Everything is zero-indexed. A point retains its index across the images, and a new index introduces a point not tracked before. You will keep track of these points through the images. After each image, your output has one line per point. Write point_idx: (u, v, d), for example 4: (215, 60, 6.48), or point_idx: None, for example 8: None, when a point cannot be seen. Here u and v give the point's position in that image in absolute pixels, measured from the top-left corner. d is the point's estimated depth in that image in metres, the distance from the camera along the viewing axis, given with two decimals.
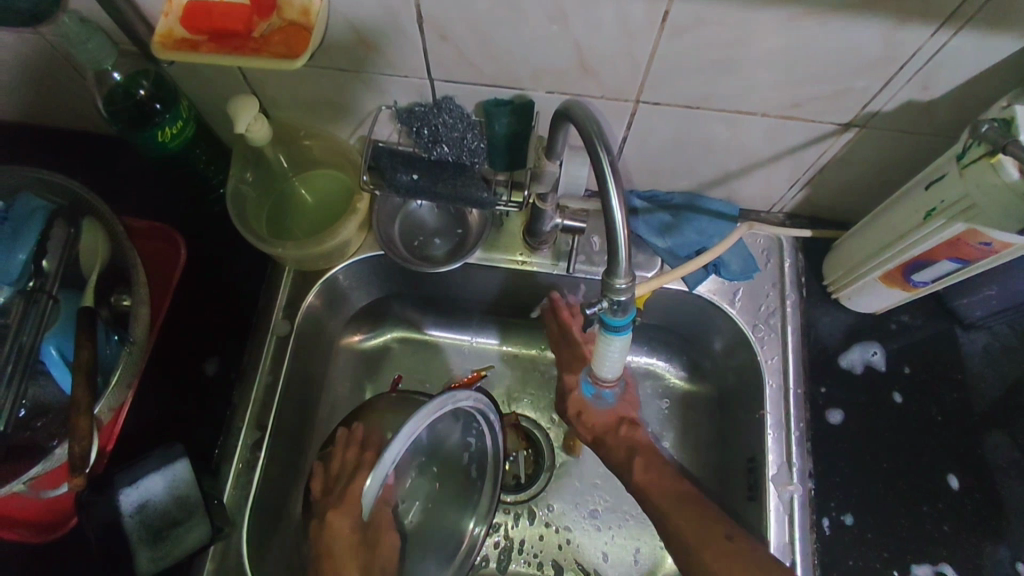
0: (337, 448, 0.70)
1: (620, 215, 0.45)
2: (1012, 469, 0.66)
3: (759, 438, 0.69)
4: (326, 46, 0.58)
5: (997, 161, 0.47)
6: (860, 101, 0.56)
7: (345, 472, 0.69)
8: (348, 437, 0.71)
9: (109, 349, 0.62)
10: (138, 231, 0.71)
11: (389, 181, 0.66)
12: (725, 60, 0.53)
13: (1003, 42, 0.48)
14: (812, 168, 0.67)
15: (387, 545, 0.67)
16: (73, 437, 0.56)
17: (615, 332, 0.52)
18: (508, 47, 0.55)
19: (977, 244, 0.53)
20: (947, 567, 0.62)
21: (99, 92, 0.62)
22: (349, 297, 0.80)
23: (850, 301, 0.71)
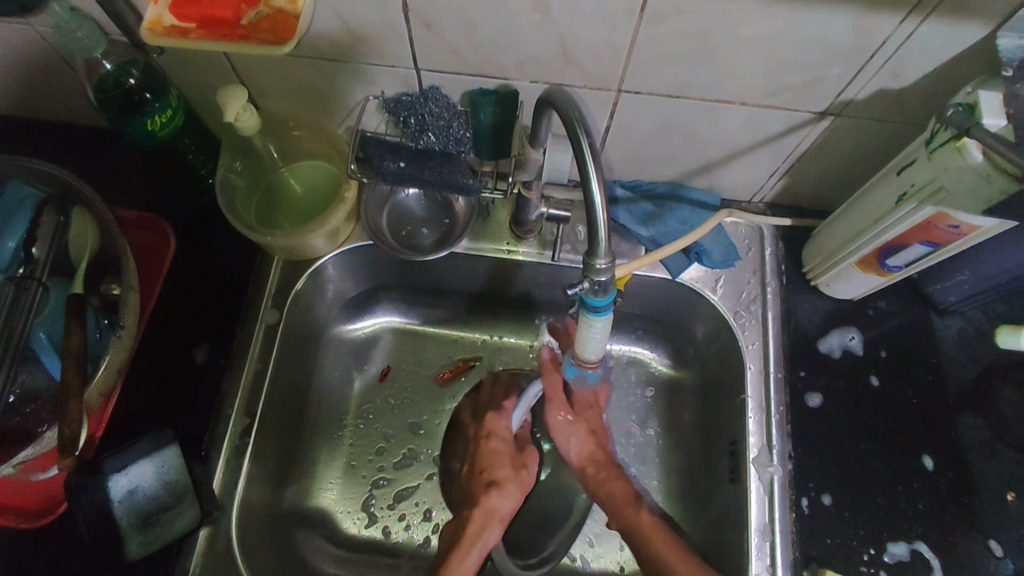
0: (486, 385, 0.82)
1: (600, 198, 0.46)
2: (983, 450, 0.68)
3: (741, 421, 0.71)
4: (316, 36, 0.59)
5: (962, 145, 0.49)
6: (835, 89, 0.57)
7: (492, 400, 0.80)
8: (493, 379, 0.83)
9: (98, 332, 0.62)
10: (128, 221, 0.72)
11: (376, 170, 0.67)
12: (703, 48, 0.54)
13: (969, 30, 0.49)
14: (790, 156, 0.68)
15: (532, 454, 0.77)
16: (63, 421, 0.56)
17: (596, 314, 0.53)
18: (492, 36, 0.57)
19: (946, 227, 0.55)
20: (921, 544, 0.64)
21: (89, 81, 0.63)
22: (339, 287, 0.81)
23: (829, 288, 0.72)
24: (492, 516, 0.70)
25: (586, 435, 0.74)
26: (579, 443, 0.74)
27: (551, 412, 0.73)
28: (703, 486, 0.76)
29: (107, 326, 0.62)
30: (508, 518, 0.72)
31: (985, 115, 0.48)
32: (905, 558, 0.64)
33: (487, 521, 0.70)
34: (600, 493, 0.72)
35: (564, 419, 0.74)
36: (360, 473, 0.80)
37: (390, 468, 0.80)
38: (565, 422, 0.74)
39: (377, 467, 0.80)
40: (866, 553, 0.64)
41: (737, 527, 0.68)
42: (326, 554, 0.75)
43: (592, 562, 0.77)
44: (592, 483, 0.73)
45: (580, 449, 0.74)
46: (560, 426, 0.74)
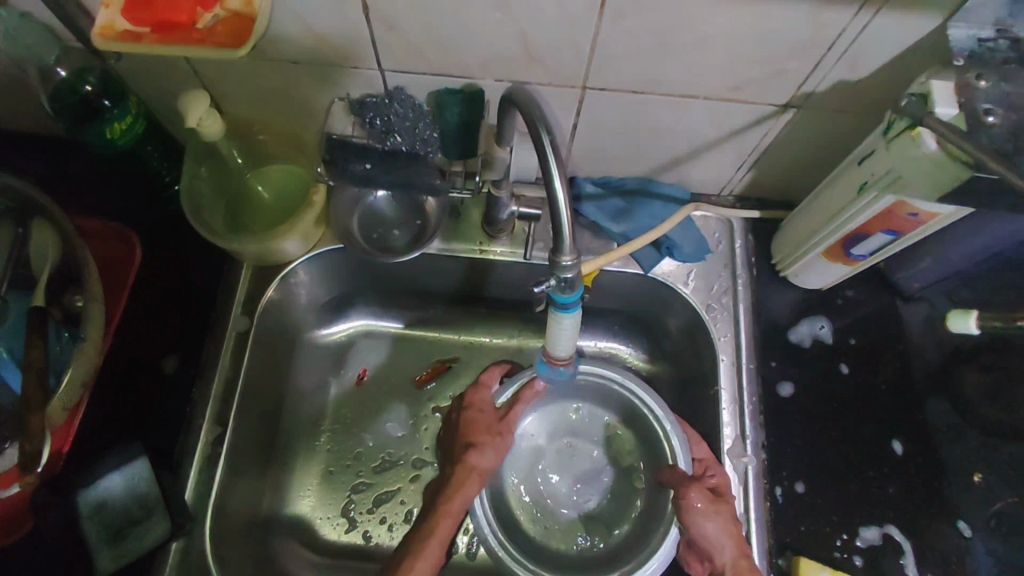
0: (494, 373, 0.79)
1: (563, 195, 0.46)
2: (950, 432, 0.69)
3: (715, 413, 0.71)
4: (278, 39, 0.59)
5: (917, 134, 0.49)
6: (795, 81, 0.58)
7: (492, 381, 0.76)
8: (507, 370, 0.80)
9: (59, 345, 0.60)
10: (89, 231, 0.71)
11: (342, 172, 0.65)
12: (663, 44, 0.55)
13: (920, 22, 0.50)
14: (755, 150, 0.69)
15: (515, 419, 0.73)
16: (24, 436, 0.56)
17: (565, 310, 0.54)
18: (454, 36, 0.57)
19: (906, 215, 0.56)
20: (892, 527, 0.65)
21: (44, 90, 0.62)
22: (312, 292, 0.80)
23: (798, 279, 0.73)
24: (472, 471, 0.68)
25: (728, 527, 0.62)
26: (728, 533, 0.61)
27: (692, 496, 0.63)
28: None
29: (68, 338, 0.61)
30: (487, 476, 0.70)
31: (938, 105, 0.48)
32: (877, 542, 0.65)
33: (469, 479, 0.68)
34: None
35: (704, 506, 0.63)
36: (338, 479, 0.79)
37: (369, 473, 0.79)
38: (706, 505, 0.63)
39: (355, 473, 0.79)
40: (838, 539, 0.65)
41: None
42: (305, 562, 0.74)
43: None
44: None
45: (733, 548, 0.61)
46: (700, 509, 0.63)
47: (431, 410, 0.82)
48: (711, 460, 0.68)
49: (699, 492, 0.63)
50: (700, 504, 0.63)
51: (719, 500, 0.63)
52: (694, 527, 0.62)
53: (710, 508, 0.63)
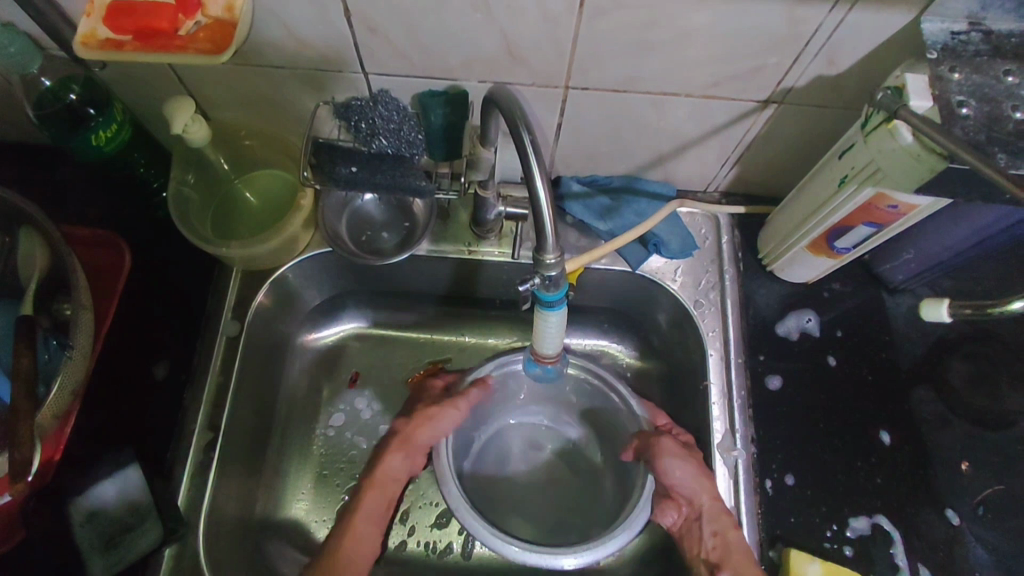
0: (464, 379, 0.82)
1: (545, 194, 0.47)
2: (936, 422, 0.70)
3: (705, 408, 0.72)
4: (260, 44, 0.59)
5: (893, 126, 0.50)
6: (775, 77, 0.59)
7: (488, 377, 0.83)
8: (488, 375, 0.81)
9: (48, 353, 0.61)
10: (79, 240, 0.71)
11: (329, 175, 0.66)
12: (642, 42, 0.55)
13: (894, 16, 0.51)
14: (738, 146, 0.70)
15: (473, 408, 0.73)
16: (14, 445, 0.55)
17: (550, 308, 0.54)
18: (436, 38, 0.57)
19: (885, 207, 0.56)
20: (882, 517, 0.66)
21: (26, 98, 0.61)
22: (302, 296, 0.81)
23: (784, 273, 0.74)
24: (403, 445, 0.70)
25: (701, 471, 0.66)
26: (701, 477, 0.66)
27: (663, 441, 0.68)
28: None
29: (56, 346, 0.61)
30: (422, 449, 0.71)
31: (912, 98, 0.49)
32: (867, 532, 0.65)
33: (391, 447, 0.71)
34: (718, 538, 0.63)
35: (677, 452, 0.67)
36: (333, 482, 0.79)
37: None
38: (677, 449, 0.67)
39: (350, 475, 0.79)
40: (828, 529, 0.65)
41: None
42: (301, 565, 0.74)
43: None
44: (710, 525, 0.64)
45: (708, 491, 0.65)
46: (672, 452, 0.67)
47: None
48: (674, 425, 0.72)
49: (669, 439, 0.68)
50: (670, 446, 0.67)
51: (689, 448, 0.68)
52: (667, 472, 0.66)
53: (677, 452, 0.67)
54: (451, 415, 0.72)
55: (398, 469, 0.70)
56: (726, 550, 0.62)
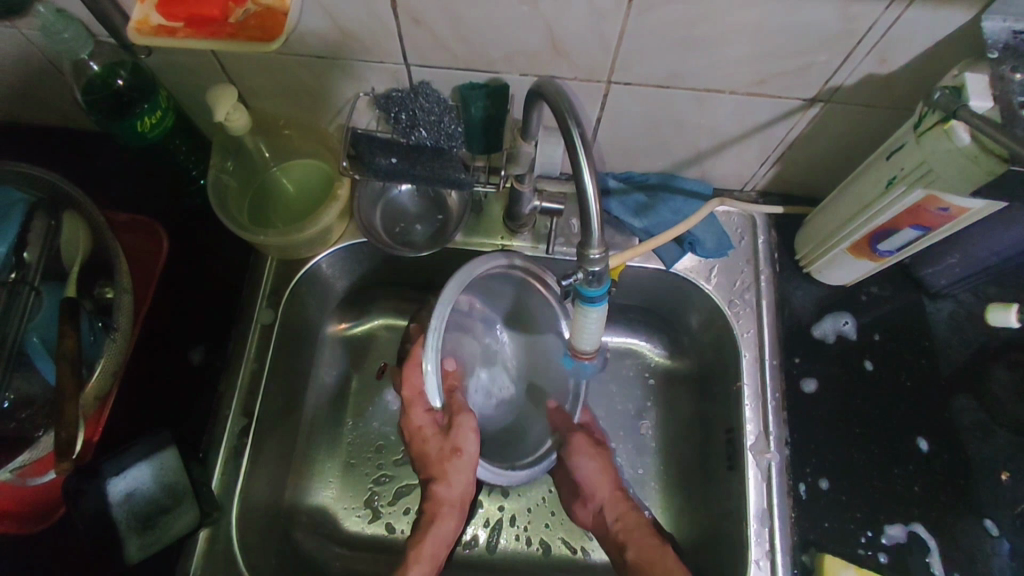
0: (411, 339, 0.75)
1: (592, 191, 0.47)
2: (977, 430, 0.69)
3: (737, 410, 0.71)
4: (302, 34, 0.59)
5: (949, 127, 0.49)
6: (823, 75, 0.58)
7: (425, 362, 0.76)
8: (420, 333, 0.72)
9: (92, 335, 0.62)
10: (121, 225, 0.72)
11: (368, 165, 0.67)
12: (690, 37, 0.55)
13: (954, 14, 0.50)
14: (780, 144, 0.69)
15: (467, 427, 0.67)
16: (60, 424, 0.57)
17: (590, 304, 0.54)
18: (481, 31, 0.57)
19: (935, 210, 0.55)
20: (918, 525, 0.65)
21: (76, 82, 0.63)
22: (334, 286, 0.81)
23: (822, 275, 0.73)
24: (446, 505, 0.69)
25: (604, 467, 0.74)
26: (601, 474, 0.74)
27: (578, 439, 0.75)
28: (700, 475, 0.76)
29: (101, 328, 0.62)
30: (465, 501, 0.70)
31: (972, 97, 0.48)
32: (902, 540, 0.64)
33: (442, 513, 0.69)
34: (621, 523, 0.71)
35: (586, 451, 0.75)
36: (360, 471, 0.80)
37: (390, 465, 0.80)
38: (588, 447, 0.75)
39: (378, 464, 0.80)
40: (863, 536, 0.64)
41: (737, 516, 0.68)
42: (329, 553, 0.75)
43: (593, 552, 0.77)
44: (613, 514, 0.72)
45: (608, 485, 0.74)
46: (584, 450, 0.75)
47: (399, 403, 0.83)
48: (593, 423, 0.80)
49: (580, 435, 0.75)
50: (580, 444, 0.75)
51: (599, 446, 0.75)
52: (578, 467, 0.74)
53: (587, 456, 0.74)
54: (472, 441, 0.67)
55: (447, 535, 0.69)
56: (630, 533, 0.70)
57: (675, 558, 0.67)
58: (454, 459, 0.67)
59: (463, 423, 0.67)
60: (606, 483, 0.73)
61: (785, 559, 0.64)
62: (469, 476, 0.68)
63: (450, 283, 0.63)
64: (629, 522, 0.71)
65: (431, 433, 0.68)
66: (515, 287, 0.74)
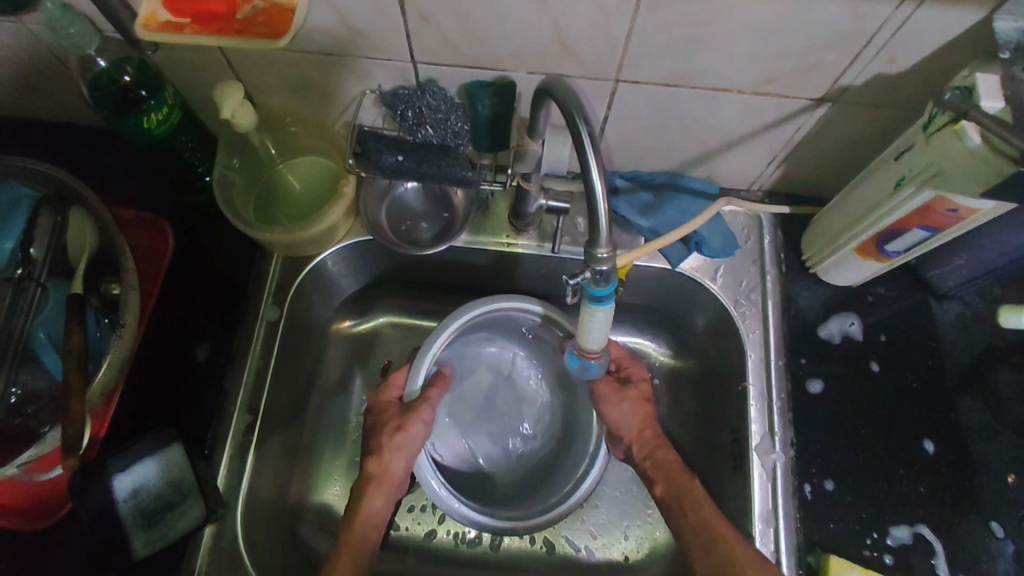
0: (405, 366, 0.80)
1: (601, 190, 0.47)
2: (983, 432, 0.68)
3: (743, 410, 0.71)
4: (310, 31, 0.59)
5: (960, 128, 0.49)
6: (832, 75, 0.57)
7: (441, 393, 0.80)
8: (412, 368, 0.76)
9: (99, 331, 0.62)
10: (127, 220, 0.71)
11: (375, 164, 0.66)
12: (698, 36, 0.54)
13: (964, 15, 0.49)
14: (788, 144, 0.68)
15: (423, 413, 0.71)
16: (65, 420, 0.57)
17: (598, 303, 0.54)
18: (488, 29, 0.57)
19: (945, 211, 0.55)
20: (923, 527, 0.65)
21: (82, 77, 0.62)
22: (339, 283, 0.81)
23: (829, 275, 0.72)
24: (379, 482, 0.70)
25: (635, 408, 0.74)
26: (633, 412, 0.74)
27: (601, 386, 0.75)
28: (705, 475, 0.76)
29: (108, 325, 0.62)
30: (396, 488, 0.71)
31: (983, 98, 0.48)
32: (908, 541, 0.64)
33: (372, 486, 0.69)
34: (650, 461, 0.72)
35: (613, 395, 0.75)
36: None
37: None
38: (610, 393, 0.75)
39: None
40: (868, 537, 0.64)
41: (741, 516, 0.68)
42: (334, 551, 0.75)
43: (596, 552, 0.77)
44: (642, 451, 0.73)
45: (634, 425, 0.74)
46: (609, 396, 0.75)
47: None
48: (625, 357, 0.78)
49: (607, 383, 0.75)
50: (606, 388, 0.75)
51: (625, 388, 0.75)
52: (608, 413, 0.74)
53: (619, 401, 0.74)
54: (419, 430, 0.71)
55: (377, 512, 0.68)
56: (659, 468, 0.70)
57: (723, 519, 0.64)
58: (397, 437, 0.71)
59: (420, 409, 0.72)
60: (636, 419, 0.74)
61: (789, 560, 0.64)
62: (407, 458, 0.71)
63: (437, 333, 0.72)
64: (663, 456, 0.71)
65: (389, 420, 0.72)
66: (535, 326, 0.78)
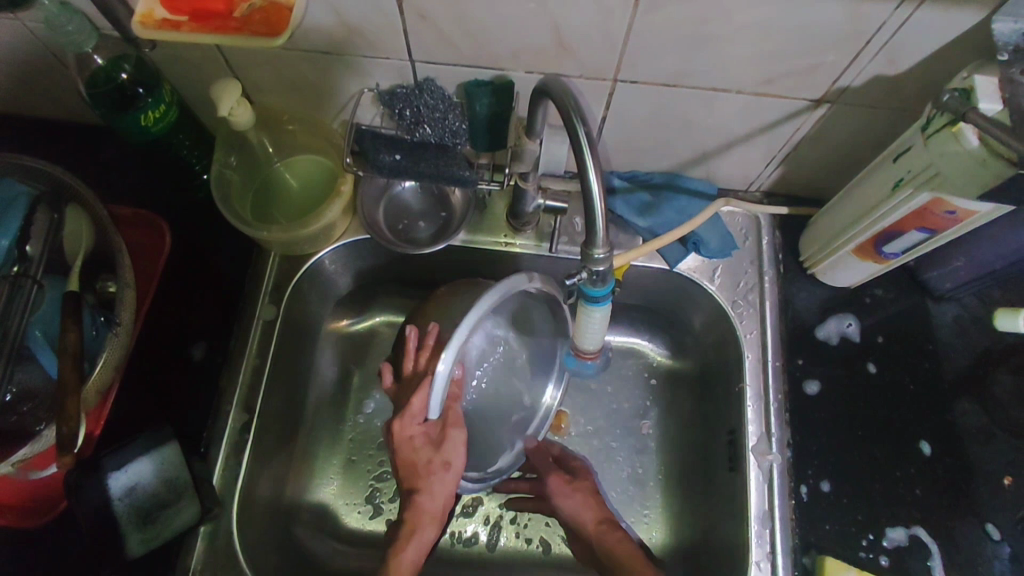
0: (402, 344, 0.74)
1: (598, 190, 0.47)
2: (980, 435, 0.68)
3: (739, 411, 0.71)
4: (307, 30, 0.59)
5: (958, 130, 0.49)
6: (831, 76, 0.57)
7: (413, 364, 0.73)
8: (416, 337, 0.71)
9: (95, 330, 0.62)
10: (124, 220, 0.71)
11: (372, 163, 0.66)
12: (697, 36, 0.54)
13: (964, 16, 0.49)
14: (786, 145, 0.68)
15: (454, 438, 0.68)
16: (60, 419, 0.57)
17: (595, 304, 0.54)
18: (487, 28, 0.56)
19: (942, 213, 0.55)
20: (919, 529, 0.65)
21: (81, 75, 0.62)
22: (337, 282, 0.81)
23: (826, 276, 0.72)
24: (426, 517, 0.67)
25: (586, 501, 0.72)
26: (579, 508, 0.72)
27: (552, 482, 0.74)
28: (701, 476, 0.76)
29: (103, 323, 0.62)
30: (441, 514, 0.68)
31: (981, 100, 0.48)
32: (903, 543, 0.64)
33: (420, 523, 0.66)
34: (615, 555, 0.67)
35: (563, 489, 0.74)
36: (361, 467, 0.80)
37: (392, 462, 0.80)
38: (562, 487, 0.74)
39: (379, 462, 0.80)
40: (864, 539, 0.64)
41: (737, 517, 0.68)
42: (330, 549, 0.75)
43: None
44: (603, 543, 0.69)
45: (592, 518, 0.71)
46: (559, 490, 0.74)
47: None
48: (541, 454, 0.77)
49: (556, 477, 0.75)
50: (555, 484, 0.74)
51: (576, 481, 0.74)
52: (563, 505, 0.73)
53: (569, 494, 0.73)
54: (460, 454, 0.67)
55: (424, 545, 0.66)
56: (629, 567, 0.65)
57: None
58: (442, 472, 0.67)
59: (453, 436, 0.68)
60: (588, 511, 0.72)
61: (785, 561, 0.64)
62: (450, 489, 0.68)
63: (469, 314, 0.61)
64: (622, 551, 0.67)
65: (422, 449, 0.67)
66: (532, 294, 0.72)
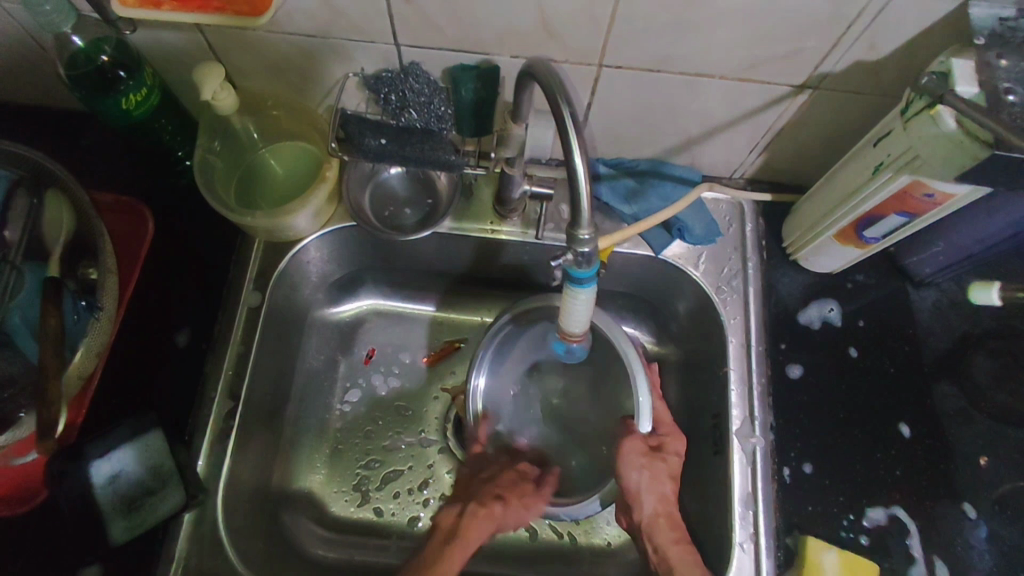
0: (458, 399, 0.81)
1: (582, 169, 0.46)
2: (957, 416, 0.70)
3: (724, 394, 0.72)
4: (291, 12, 0.58)
5: (936, 113, 0.49)
6: (813, 62, 0.58)
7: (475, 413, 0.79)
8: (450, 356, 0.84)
9: (76, 314, 0.60)
10: (106, 205, 0.71)
11: (358, 147, 0.66)
12: (680, 20, 0.55)
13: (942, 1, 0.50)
14: (769, 131, 0.69)
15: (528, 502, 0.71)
16: (42, 405, 0.58)
17: (580, 285, 0.54)
18: (472, 11, 0.56)
19: (921, 196, 0.56)
20: (899, 508, 0.66)
21: (61, 57, 0.62)
22: (322, 269, 0.80)
23: (809, 262, 0.73)
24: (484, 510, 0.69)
25: (656, 478, 0.68)
26: (650, 483, 0.68)
27: (628, 448, 0.69)
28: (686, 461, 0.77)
29: (84, 308, 0.60)
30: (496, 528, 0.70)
31: (958, 83, 0.49)
32: (883, 523, 0.65)
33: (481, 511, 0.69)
34: (659, 554, 0.66)
35: (638, 460, 0.69)
36: (348, 456, 0.79)
37: (380, 451, 0.80)
38: (642, 457, 0.69)
39: (366, 450, 0.80)
40: (845, 519, 0.65)
41: (721, 499, 0.69)
42: (316, 537, 0.75)
43: (579, 537, 0.77)
44: (652, 541, 0.67)
45: (653, 505, 0.68)
46: (635, 460, 0.68)
47: (386, 389, 0.82)
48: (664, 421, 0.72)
49: (640, 443, 0.69)
50: (637, 455, 0.69)
51: (652, 455, 0.69)
52: (626, 478, 0.68)
53: (645, 467, 0.68)
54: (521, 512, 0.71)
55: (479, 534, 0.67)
56: (669, 566, 0.65)
57: None
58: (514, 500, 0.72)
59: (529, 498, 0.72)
60: (652, 499, 0.68)
61: (768, 542, 0.65)
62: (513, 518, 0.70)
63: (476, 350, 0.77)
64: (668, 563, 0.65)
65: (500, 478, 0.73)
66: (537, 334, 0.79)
